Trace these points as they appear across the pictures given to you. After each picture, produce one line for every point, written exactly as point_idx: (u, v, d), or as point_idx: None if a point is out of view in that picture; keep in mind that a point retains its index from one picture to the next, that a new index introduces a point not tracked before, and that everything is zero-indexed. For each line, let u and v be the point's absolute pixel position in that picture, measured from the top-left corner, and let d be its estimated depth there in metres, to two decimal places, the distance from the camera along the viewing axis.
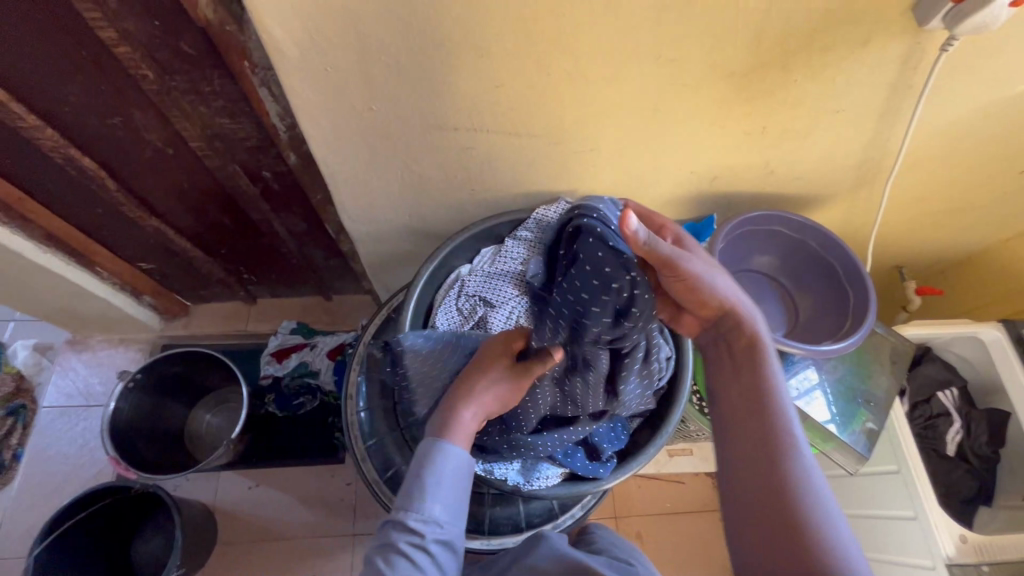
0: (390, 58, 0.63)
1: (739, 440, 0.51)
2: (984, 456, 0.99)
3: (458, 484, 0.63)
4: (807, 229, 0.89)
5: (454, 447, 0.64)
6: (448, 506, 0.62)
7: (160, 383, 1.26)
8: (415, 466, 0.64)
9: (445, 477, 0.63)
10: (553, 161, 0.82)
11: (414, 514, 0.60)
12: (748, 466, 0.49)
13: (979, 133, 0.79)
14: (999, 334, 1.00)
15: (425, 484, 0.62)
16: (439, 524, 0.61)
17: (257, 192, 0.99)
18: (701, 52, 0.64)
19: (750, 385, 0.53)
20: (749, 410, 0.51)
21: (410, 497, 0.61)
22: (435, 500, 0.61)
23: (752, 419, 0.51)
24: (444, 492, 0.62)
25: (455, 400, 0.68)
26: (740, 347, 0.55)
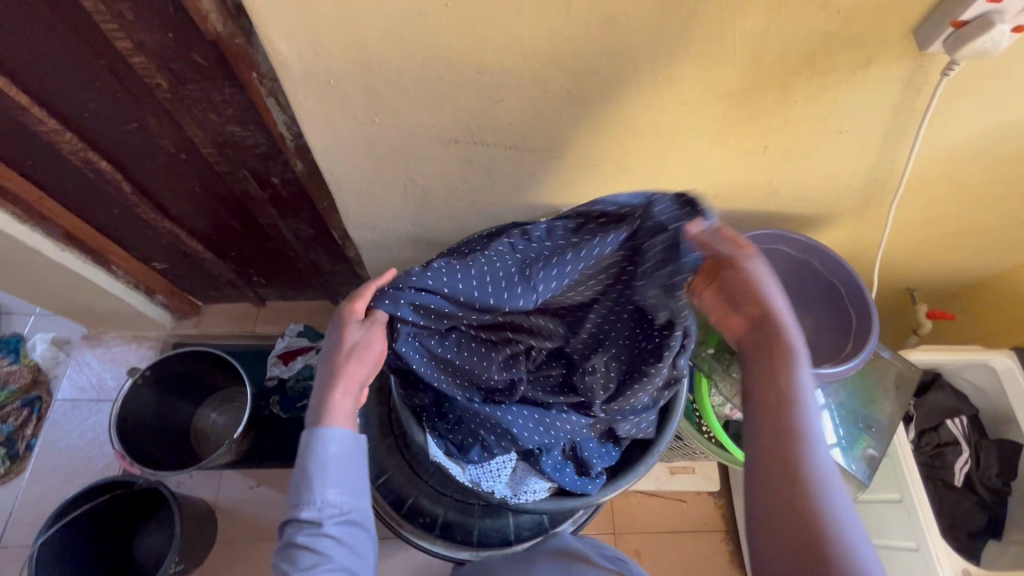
0: (391, 72, 0.65)
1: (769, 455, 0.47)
2: (993, 488, 0.96)
3: (351, 461, 0.58)
4: (810, 249, 0.88)
5: (338, 428, 0.57)
6: (345, 486, 0.57)
7: (167, 380, 1.28)
8: (299, 457, 0.57)
9: (332, 461, 0.57)
10: (553, 176, 0.83)
11: (307, 507, 0.55)
12: (780, 476, 0.46)
13: (988, 157, 0.78)
14: (1010, 361, 0.97)
15: (311, 471, 0.56)
16: (342, 508, 0.56)
17: (266, 197, 1.01)
18: (699, 72, 0.64)
19: (784, 386, 0.49)
20: (778, 423, 0.48)
21: (300, 489, 0.56)
22: (328, 486, 0.56)
23: (785, 433, 0.47)
24: (338, 475, 0.57)
25: (330, 381, 0.59)
26: (778, 348, 0.51)
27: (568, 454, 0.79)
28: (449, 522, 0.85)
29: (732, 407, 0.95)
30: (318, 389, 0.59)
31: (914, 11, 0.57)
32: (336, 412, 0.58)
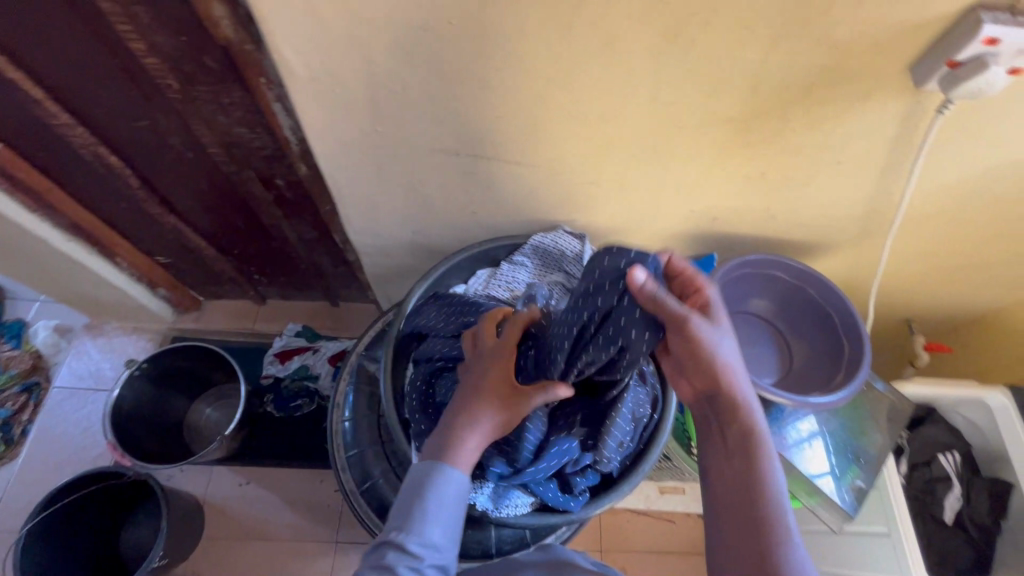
0: (396, 85, 0.66)
1: (727, 494, 0.56)
2: (983, 526, 0.94)
3: (462, 507, 0.63)
4: (805, 276, 0.88)
5: (462, 474, 0.62)
6: (449, 531, 0.61)
7: (163, 373, 1.29)
8: (418, 484, 0.61)
9: (450, 503, 0.61)
10: (552, 192, 0.84)
11: (415, 540, 0.59)
12: (730, 514, 0.55)
13: (986, 194, 0.78)
14: (1007, 400, 0.96)
15: (428, 502, 0.60)
16: (440, 550, 0.59)
17: (270, 198, 1.03)
18: (699, 97, 0.65)
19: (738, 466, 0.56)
20: (730, 466, 0.56)
21: (413, 517, 0.60)
22: (438, 525, 0.60)
23: (740, 484, 0.55)
24: (448, 519, 0.61)
25: (471, 415, 0.64)
26: (735, 431, 0.57)
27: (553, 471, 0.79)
28: None
29: None
30: (456, 421, 0.64)
31: (910, 50, 0.58)
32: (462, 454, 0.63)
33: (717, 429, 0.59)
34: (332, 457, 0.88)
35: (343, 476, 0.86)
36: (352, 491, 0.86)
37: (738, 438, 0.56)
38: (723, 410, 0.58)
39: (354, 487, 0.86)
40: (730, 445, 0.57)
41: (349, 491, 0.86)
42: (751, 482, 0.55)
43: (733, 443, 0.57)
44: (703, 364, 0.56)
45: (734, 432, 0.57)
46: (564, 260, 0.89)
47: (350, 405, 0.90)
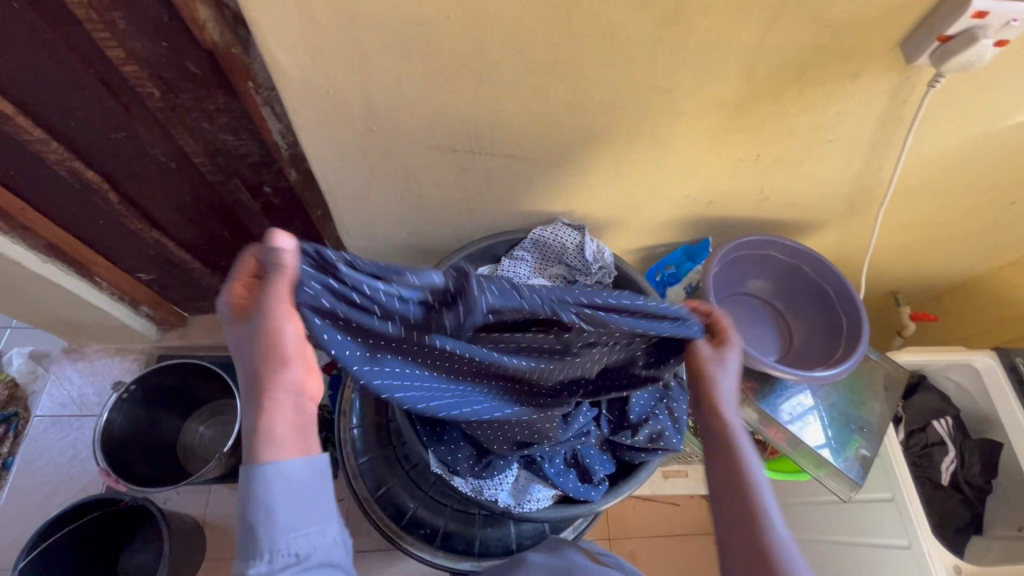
0: (391, 83, 0.65)
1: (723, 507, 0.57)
2: (977, 486, 0.99)
3: (307, 495, 0.51)
4: (801, 255, 0.91)
5: (281, 461, 0.50)
6: (298, 525, 0.50)
7: (152, 393, 1.25)
8: (242, 498, 0.50)
9: (284, 503, 0.50)
10: (549, 185, 0.83)
11: (259, 560, 0.48)
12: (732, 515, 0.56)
13: (966, 166, 0.81)
14: (993, 361, 1.00)
15: (260, 516, 0.49)
16: (299, 554, 0.49)
17: (258, 207, 1.00)
18: (696, 82, 0.66)
19: (729, 475, 0.58)
20: (730, 479, 0.58)
21: (248, 538, 0.49)
22: (282, 529, 0.49)
23: (734, 487, 0.57)
24: (291, 515, 0.50)
25: (260, 396, 0.50)
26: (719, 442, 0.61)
27: (570, 461, 0.79)
28: (451, 532, 0.84)
29: None
30: (249, 408, 0.50)
31: (900, 27, 0.59)
32: (280, 438, 0.50)
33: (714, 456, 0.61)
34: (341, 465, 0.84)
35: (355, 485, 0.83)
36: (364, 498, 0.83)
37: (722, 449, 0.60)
38: (722, 452, 0.60)
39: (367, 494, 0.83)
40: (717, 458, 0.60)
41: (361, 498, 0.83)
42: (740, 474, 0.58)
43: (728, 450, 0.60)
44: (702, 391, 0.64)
45: (718, 444, 0.61)
46: (565, 251, 0.89)
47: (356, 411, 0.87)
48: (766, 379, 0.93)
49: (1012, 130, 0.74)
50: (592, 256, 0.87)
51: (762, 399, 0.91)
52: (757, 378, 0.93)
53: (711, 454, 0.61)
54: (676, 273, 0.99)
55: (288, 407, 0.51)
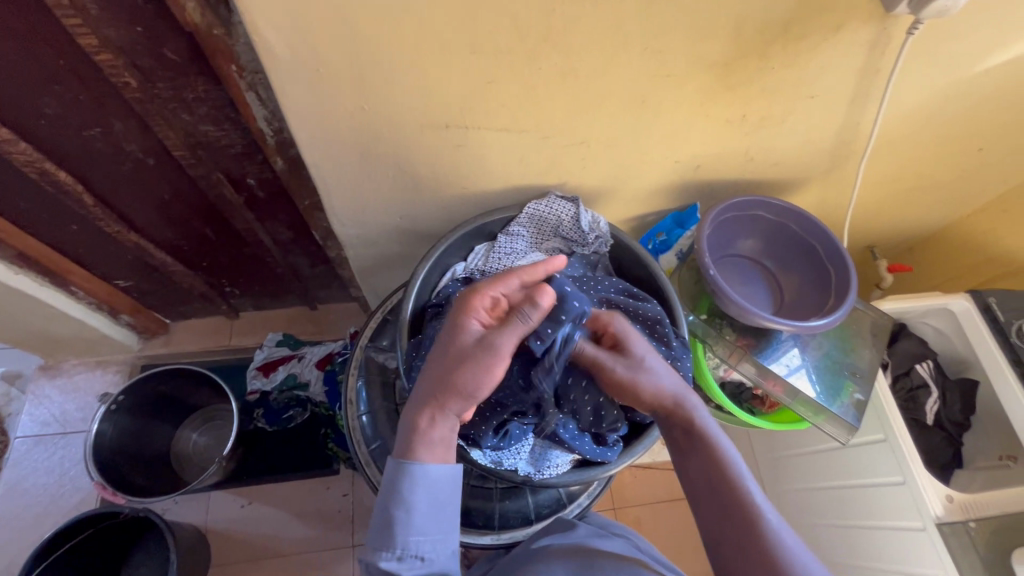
0: (384, 58, 0.64)
1: (721, 524, 0.56)
2: (957, 423, 1.05)
3: (443, 498, 0.60)
4: (787, 213, 0.93)
5: (428, 465, 0.59)
6: (431, 533, 0.58)
7: (142, 402, 1.21)
8: (388, 488, 0.59)
9: (422, 503, 0.59)
10: (541, 157, 0.84)
11: (389, 552, 0.57)
12: (717, 507, 0.57)
13: (940, 115, 0.85)
14: (968, 303, 1.04)
15: (400, 512, 0.58)
16: (424, 557, 0.58)
17: (242, 201, 0.98)
18: (686, 42, 0.66)
19: (704, 467, 0.60)
20: (708, 480, 0.59)
21: (385, 532, 0.58)
22: (417, 531, 0.58)
23: (720, 488, 0.58)
24: (425, 521, 0.58)
25: (441, 401, 0.59)
26: (685, 432, 0.63)
27: None
28: (469, 508, 0.84)
29: (725, 367, 0.98)
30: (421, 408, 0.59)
31: None
32: (434, 440, 0.59)
33: (690, 453, 0.62)
34: (355, 454, 0.86)
35: (370, 471, 0.85)
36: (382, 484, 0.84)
37: (687, 434, 0.63)
38: (700, 451, 0.61)
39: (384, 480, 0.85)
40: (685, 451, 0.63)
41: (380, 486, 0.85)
42: (716, 467, 0.59)
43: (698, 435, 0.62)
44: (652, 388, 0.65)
45: (683, 426, 0.63)
46: (560, 224, 0.90)
47: (364, 399, 0.88)
48: (762, 335, 0.97)
49: (980, 77, 0.78)
50: (587, 226, 0.89)
51: (759, 353, 0.95)
52: (754, 334, 0.97)
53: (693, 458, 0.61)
54: (667, 240, 1.03)
55: (448, 419, 0.60)
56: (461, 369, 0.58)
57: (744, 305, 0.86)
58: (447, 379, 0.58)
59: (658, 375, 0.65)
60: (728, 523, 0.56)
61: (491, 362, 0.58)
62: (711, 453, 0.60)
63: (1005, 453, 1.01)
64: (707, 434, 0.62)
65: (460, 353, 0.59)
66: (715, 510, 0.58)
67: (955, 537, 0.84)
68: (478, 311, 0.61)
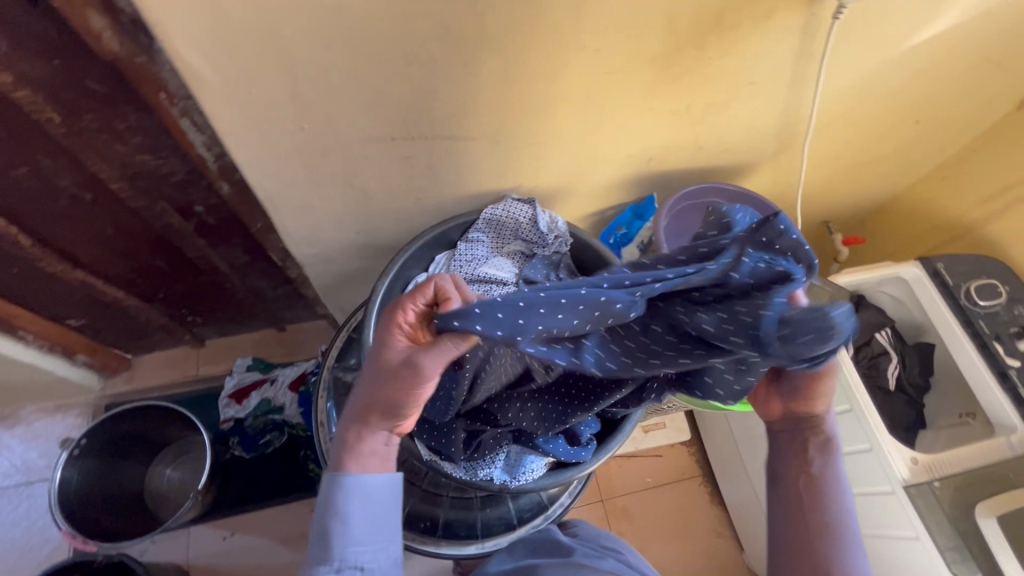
0: (318, 75, 0.62)
1: (802, 515, 0.56)
2: (917, 385, 1.09)
3: (381, 510, 0.58)
4: (738, 197, 0.97)
5: (360, 475, 0.58)
6: (370, 541, 0.56)
7: (107, 444, 1.17)
8: (323, 502, 0.57)
9: (357, 513, 0.57)
10: (493, 162, 0.83)
11: (329, 565, 0.54)
12: (806, 507, 0.56)
13: (875, 92, 0.87)
14: (918, 270, 1.07)
15: (335, 521, 0.56)
16: (364, 566, 0.55)
17: (191, 228, 0.95)
18: (623, 39, 0.67)
19: (809, 469, 0.58)
20: (813, 479, 0.57)
21: (322, 544, 0.56)
22: (355, 541, 0.56)
23: (817, 489, 0.56)
24: (364, 530, 0.56)
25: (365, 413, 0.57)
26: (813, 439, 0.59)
27: None
28: (451, 520, 0.84)
29: None
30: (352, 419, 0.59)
31: None
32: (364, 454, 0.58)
33: (808, 450, 0.59)
34: None
35: None
36: None
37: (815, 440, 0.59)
38: (810, 453, 0.59)
39: None
40: (782, 452, 0.61)
41: None
42: (811, 481, 0.57)
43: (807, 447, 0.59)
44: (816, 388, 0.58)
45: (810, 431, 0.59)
46: (519, 226, 0.90)
47: (336, 420, 0.86)
48: None
49: (909, 53, 0.81)
50: (546, 227, 0.89)
51: None
52: None
53: (800, 454, 0.59)
54: (628, 234, 1.02)
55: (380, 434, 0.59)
56: (381, 384, 0.56)
57: None
58: (374, 393, 0.57)
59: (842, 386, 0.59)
60: (811, 522, 0.55)
61: (406, 384, 0.55)
62: (828, 464, 0.58)
63: (965, 410, 1.04)
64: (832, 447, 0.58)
65: (382, 370, 0.56)
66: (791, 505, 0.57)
67: (921, 498, 0.87)
68: (405, 324, 0.57)
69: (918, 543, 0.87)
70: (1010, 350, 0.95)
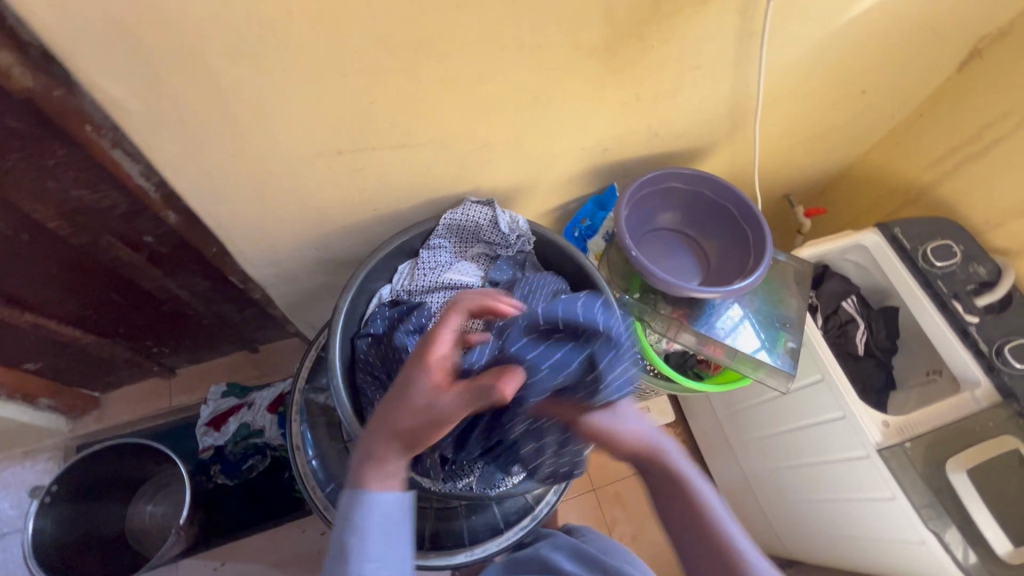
0: (252, 96, 0.60)
1: (700, 553, 0.59)
2: (885, 348, 1.12)
3: (393, 529, 0.60)
4: (698, 180, 0.95)
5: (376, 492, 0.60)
6: (380, 558, 0.58)
7: (80, 488, 1.14)
8: (342, 517, 0.60)
9: (371, 529, 0.59)
10: (447, 167, 0.82)
11: None
12: (695, 541, 0.60)
13: (820, 67, 0.88)
14: (878, 237, 1.08)
15: (351, 538, 0.58)
16: None
17: (143, 259, 0.91)
18: (562, 34, 0.66)
19: (684, 507, 0.61)
20: (685, 518, 0.60)
21: (339, 558, 0.58)
22: (364, 558, 0.58)
23: (699, 523, 0.60)
24: (375, 547, 0.58)
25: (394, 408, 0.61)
26: (663, 480, 0.62)
27: None
28: (438, 531, 0.83)
29: (667, 340, 1.00)
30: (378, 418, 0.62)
31: None
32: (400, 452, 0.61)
33: (665, 495, 0.62)
34: (309, 503, 0.83)
35: (329, 515, 0.82)
36: None
37: (667, 479, 0.61)
38: (678, 490, 0.61)
39: None
40: (663, 496, 0.62)
41: None
42: (695, 513, 0.60)
43: (665, 476, 0.61)
44: (624, 442, 0.62)
45: (661, 473, 0.62)
46: (480, 229, 0.89)
47: (311, 442, 0.84)
48: (695, 303, 0.99)
49: (848, 26, 0.81)
50: (507, 227, 0.88)
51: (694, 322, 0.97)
52: (687, 304, 0.98)
53: (667, 500, 0.62)
54: (592, 225, 1.02)
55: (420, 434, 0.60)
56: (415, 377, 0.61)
57: (673, 280, 0.88)
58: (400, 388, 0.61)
59: (628, 427, 0.62)
60: (712, 556, 0.59)
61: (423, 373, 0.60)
62: (692, 498, 0.61)
63: (932, 368, 1.07)
64: (683, 477, 0.61)
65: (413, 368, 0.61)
66: (689, 545, 0.60)
67: (895, 459, 0.90)
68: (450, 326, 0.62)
69: (894, 502, 0.90)
70: (968, 307, 0.97)
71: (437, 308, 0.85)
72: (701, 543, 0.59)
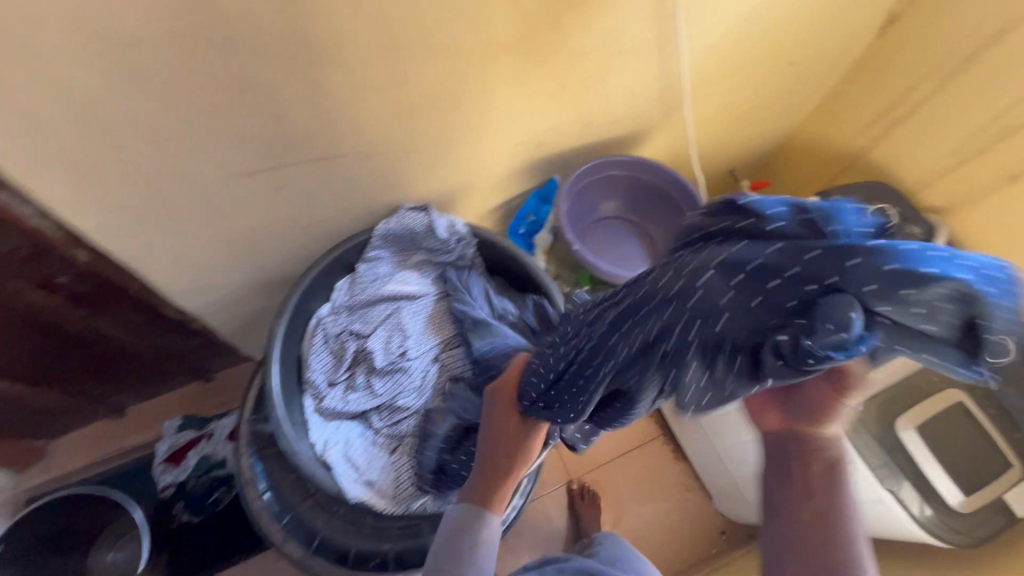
0: (137, 118, 0.56)
1: (794, 515, 0.49)
2: None
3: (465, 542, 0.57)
4: (636, 165, 0.94)
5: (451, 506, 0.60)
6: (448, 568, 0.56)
7: (29, 545, 1.08)
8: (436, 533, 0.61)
9: (440, 543, 0.58)
10: (375, 177, 0.79)
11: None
12: (805, 511, 0.48)
13: (744, 44, 0.88)
14: None
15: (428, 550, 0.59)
16: None
17: (63, 300, 0.86)
18: (470, 32, 0.63)
19: (818, 484, 0.49)
20: (815, 487, 0.49)
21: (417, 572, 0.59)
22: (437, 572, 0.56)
23: (829, 501, 0.48)
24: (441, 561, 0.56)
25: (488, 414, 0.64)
26: (818, 461, 0.50)
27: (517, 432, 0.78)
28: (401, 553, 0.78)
29: None
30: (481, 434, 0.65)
31: None
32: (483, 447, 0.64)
33: (805, 463, 0.50)
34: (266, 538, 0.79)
35: (288, 547, 0.78)
36: (302, 558, 0.78)
37: (823, 460, 0.50)
38: (818, 466, 0.50)
39: (305, 552, 0.78)
40: (785, 462, 0.52)
41: (302, 560, 0.78)
42: (819, 498, 0.49)
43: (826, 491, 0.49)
44: (821, 409, 0.50)
45: (820, 453, 0.50)
46: (418, 237, 0.85)
47: (263, 474, 0.80)
48: None
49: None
50: (446, 232, 0.85)
51: None
52: None
53: (795, 469, 0.51)
54: (537, 220, 1.01)
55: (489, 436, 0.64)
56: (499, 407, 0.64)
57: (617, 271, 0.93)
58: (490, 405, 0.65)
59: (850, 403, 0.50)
60: (816, 534, 0.47)
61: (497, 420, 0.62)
62: (833, 481, 0.49)
63: None
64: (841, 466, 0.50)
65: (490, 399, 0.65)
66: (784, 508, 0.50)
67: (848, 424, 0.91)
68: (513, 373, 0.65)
69: None
70: None
71: (378, 321, 0.82)
72: (814, 515, 0.48)
